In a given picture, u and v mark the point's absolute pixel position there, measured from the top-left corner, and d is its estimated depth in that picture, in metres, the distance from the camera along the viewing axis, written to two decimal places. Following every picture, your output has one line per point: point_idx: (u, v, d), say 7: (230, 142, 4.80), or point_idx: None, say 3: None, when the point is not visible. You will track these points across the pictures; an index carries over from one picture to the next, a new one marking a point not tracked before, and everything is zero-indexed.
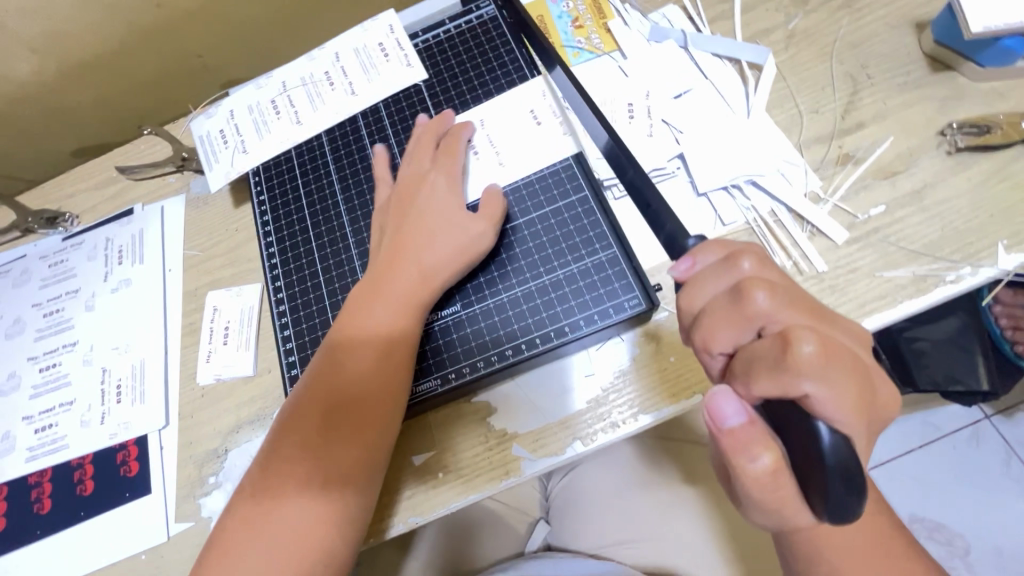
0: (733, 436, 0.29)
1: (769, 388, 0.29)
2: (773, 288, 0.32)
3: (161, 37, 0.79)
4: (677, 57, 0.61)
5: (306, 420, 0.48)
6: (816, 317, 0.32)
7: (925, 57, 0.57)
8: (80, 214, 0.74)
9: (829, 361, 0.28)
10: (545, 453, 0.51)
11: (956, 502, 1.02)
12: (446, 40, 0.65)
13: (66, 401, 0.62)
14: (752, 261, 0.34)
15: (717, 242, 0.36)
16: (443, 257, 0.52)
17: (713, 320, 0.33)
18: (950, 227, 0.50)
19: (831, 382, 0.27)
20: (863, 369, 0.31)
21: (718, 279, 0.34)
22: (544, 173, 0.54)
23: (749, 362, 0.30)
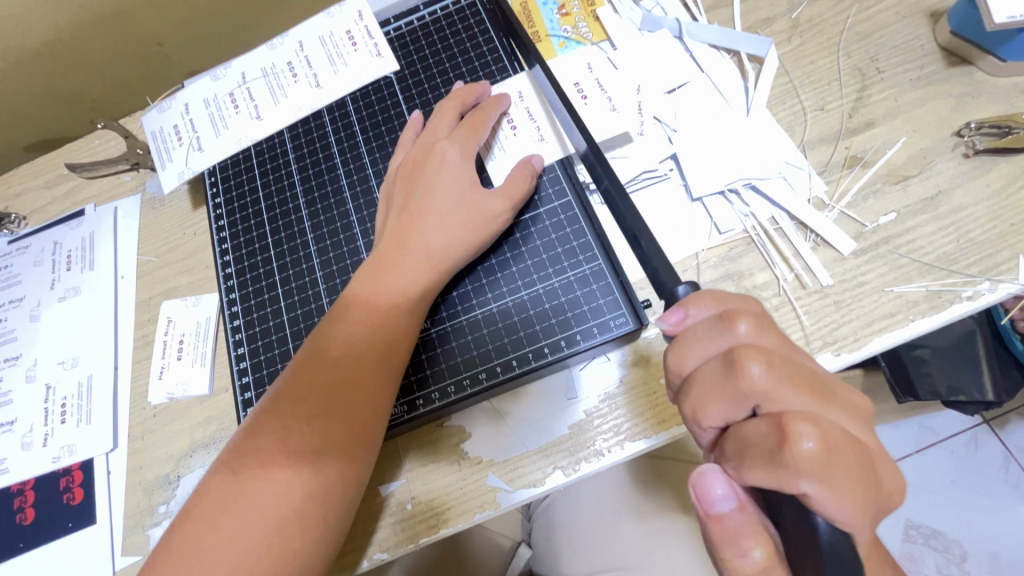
0: (720, 523, 0.28)
1: (762, 479, 0.26)
2: (771, 359, 0.27)
3: (115, 24, 0.73)
4: (671, 47, 0.56)
5: (257, 448, 0.41)
6: (821, 392, 0.28)
7: (940, 50, 0.52)
8: (28, 215, 0.68)
9: (833, 455, 0.25)
10: (524, 483, 0.47)
11: (956, 511, 0.98)
12: (421, 28, 0.59)
13: (7, 420, 0.57)
14: (750, 324, 0.29)
15: (711, 293, 0.32)
16: (416, 262, 0.46)
17: (702, 393, 0.29)
18: (967, 238, 0.46)
19: (833, 481, 0.25)
20: (872, 453, 0.28)
21: (711, 341, 0.30)
22: (532, 176, 0.49)
23: (743, 447, 0.27)
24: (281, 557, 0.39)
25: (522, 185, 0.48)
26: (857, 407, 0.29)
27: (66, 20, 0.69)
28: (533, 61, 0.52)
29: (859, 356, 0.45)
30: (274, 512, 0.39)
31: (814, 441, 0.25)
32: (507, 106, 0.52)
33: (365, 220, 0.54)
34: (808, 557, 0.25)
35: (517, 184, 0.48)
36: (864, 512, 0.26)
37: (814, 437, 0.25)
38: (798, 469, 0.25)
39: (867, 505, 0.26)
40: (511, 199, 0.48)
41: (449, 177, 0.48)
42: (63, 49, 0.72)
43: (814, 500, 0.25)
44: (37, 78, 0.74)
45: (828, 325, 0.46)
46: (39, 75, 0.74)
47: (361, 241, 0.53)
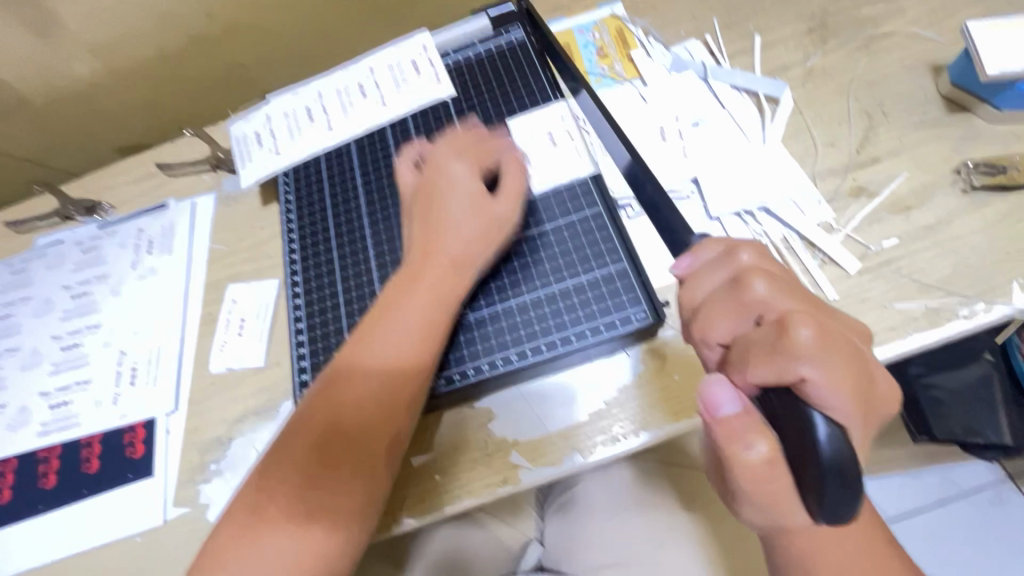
0: (726, 425, 0.28)
1: (764, 373, 0.28)
2: (770, 277, 0.31)
3: (209, 47, 0.84)
4: (697, 87, 0.63)
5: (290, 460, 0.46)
6: (813, 310, 0.31)
7: (942, 98, 0.58)
8: (117, 204, 0.78)
9: (827, 345, 0.28)
10: (544, 463, 0.51)
11: (977, 565, 0.96)
12: (476, 60, 0.68)
13: (82, 380, 0.64)
14: (752, 253, 0.34)
15: (717, 237, 0.36)
16: (440, 269, 0.51)
17: (712, 311, 0.32)
18: (964, 263, 0.50)
19: (830, 366, 0.27)
20: (865, 359, 0.30)
21: (719, 268, 0.33)
22: (524, 172, 0.55)
23: (746, 346, 0.29)
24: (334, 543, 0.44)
25: (541, 207, 0.53)
26: (845, 328, 0.32)
27: (170, 41, 0.81)
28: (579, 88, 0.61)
29: None
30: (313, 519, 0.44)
31: (809, 330, 0.27)
32: (509, 144, 0.57)
33: None
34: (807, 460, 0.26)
35: (517, 181, 0.54)
36: (857, 401, 0.27)
37: (810, 328, 0.27)
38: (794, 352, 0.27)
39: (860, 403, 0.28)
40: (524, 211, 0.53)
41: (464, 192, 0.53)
42: (164, 65, 0.84)
43: (810, 384, 0.27)
44: (139, 87, 0.86)
45: None
46: (141, 84, 0.85)
47: None
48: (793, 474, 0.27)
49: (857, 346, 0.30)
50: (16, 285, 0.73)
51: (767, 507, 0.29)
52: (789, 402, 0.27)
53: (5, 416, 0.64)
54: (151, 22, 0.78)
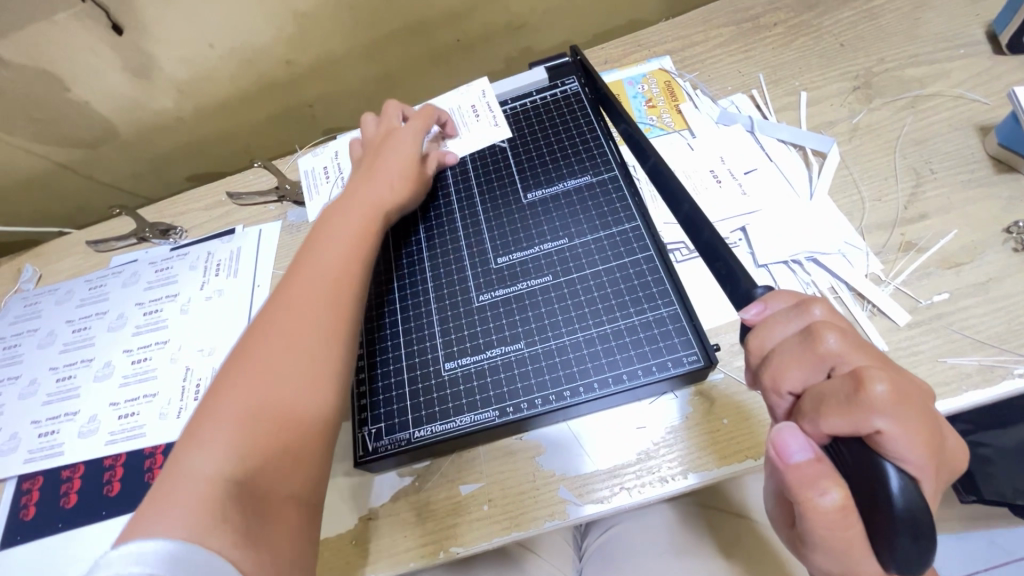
0: (799, 472, 0.29)
1: (839, 423, 0.29)
2: (845, 332, 0.32)
3: (282, 88, 0.91)
4: (744, 140, 0.66)
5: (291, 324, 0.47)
6: (884, 364, 0.32)
7: (990, 158, 0.59)
8: (188, 229, 0.83)
9: (903, 400, 0.28)
10: (592, 499, 0.51)
11: None
12: (533, 108, 0.72)
13: (150, 392, 0.68)
14: (824, 306, 0.35)
15: (789, 291, 0.37)
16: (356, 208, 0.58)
17: (783, 361, 0.33)
18: (1017, 321, 0.51)
19: (907, 420, 0.27)
20: (938, 418, 0.30)
21: (791, 320, 0.34)
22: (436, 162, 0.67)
23: (818, 397, 0.30)
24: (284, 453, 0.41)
25: (415, 166, 0.63)
26: (919, 386, 0.33)
27: (248, 81, 0.88)
28: (621, 123, 0.64)
29: None
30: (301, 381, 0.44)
31: (886, 386, 0.28)
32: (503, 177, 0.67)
33: (474, 254, 0.63)
34: (884, 514, 0.27)
35: (416, 148, 0.64)
36: (930, 458, 0.28)
37: (886, 382, 0.28)
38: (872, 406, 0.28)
39: (934, 458, 0.28)
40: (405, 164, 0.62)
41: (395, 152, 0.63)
42: (240, 103, 0.92)
43: (887, 437, 0.27)
44: (215, 120, 0.93)
45: None
46: (217, 118, 0.93)
47: (469, 270, 0.62)
48: (866, 524, 0.28)
49: (928, 403, 0.31)
50: (93, 300, 0.78)
51: (836, 550, 0.30)
52: (862, 454, 0.28)
53: (77, 423, 0.68)
54: (233, 64, 0.85)
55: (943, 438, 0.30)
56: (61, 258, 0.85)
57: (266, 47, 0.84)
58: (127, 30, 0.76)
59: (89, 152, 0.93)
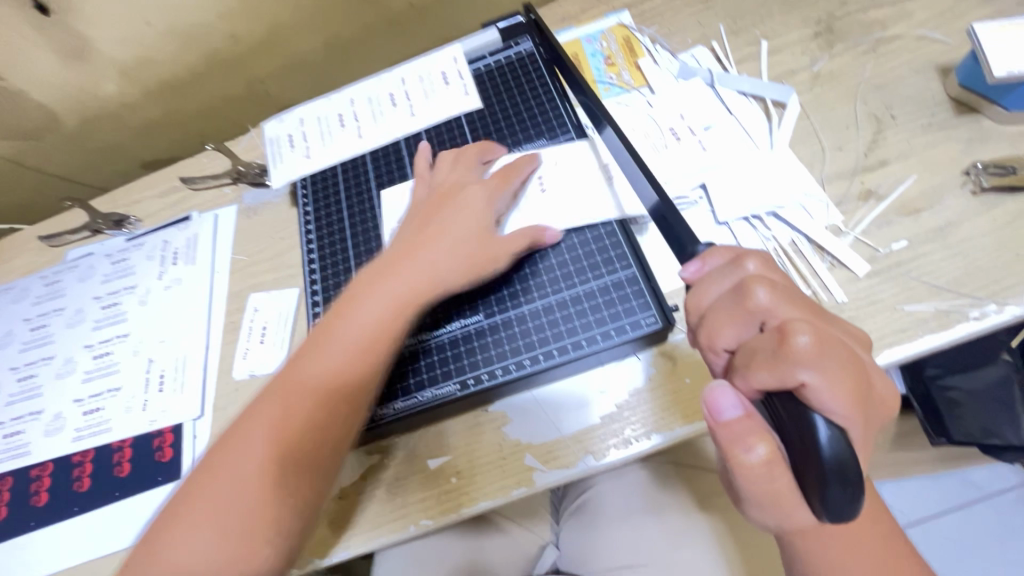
0: (729, 429, 0.30)
1: (766, 378, 0.29)
2: (773, 284, 0.33)
3: (230, 67, 0.87)
4: (704, 94, 0.64)
5: (284, 409, 0.49)
6: (815, 314, 0.33)
7: (951, 100, 0.58)
8: (144, 218, 0.81)
9: (827, 349, 0.28)
10: (559, 465, 0.52)
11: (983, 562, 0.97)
12: (486, 71, 0.70)
13: (113, 387, 0.67)
14: (759, 265, 0.36)
15: (725, 246, 0.38)
16: (418, 271, 0.53)
17: (717, 319, 0.34)
18: (974, 264, 0.50)
19: (830, 370, 0.28)
20: (865, 369, 0.31)
21: (724, 278, 0.35)
22: (533, 241, 0.55)
23: (750, 353, 0.31)
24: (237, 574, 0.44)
25: (523, 242, 0.54)
26: (850, 335, 0.34)
27: (194, 59, 0.85)
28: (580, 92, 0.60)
29: None
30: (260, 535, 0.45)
31: (809, 336, 0.28)
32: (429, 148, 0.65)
33: None
34: (813, 464, 0.27)
35: (516, 242, 0.54)
36: (857, 405, 0.28)
37: (810, 333, 0.28)
38: (795, 358, 0.28)
39: (860, 405, 0.29)
40: (512, 249, 0.54)
41: (469, 215, 0.56)
42: (187, 83, 0.88)
43: (811, 390, 0.27)
44: (162, 104, 0.90)
45: None
46: (166, 101, 0.90)
47: None
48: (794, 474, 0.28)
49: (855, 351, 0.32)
50: (50, 297, 0.76)
51: (771, 504, 0.30)
52: (791, 407, 0.28)
53: (42, 422, 0.67)
54: (174, 42, 0.81)
55: (870, 384, 0.31)
56: (15, 256, 0.83)
57: (208, 22, 0.79)
58: (54, 10, 0.72)
59: (34, 144, 0.89)
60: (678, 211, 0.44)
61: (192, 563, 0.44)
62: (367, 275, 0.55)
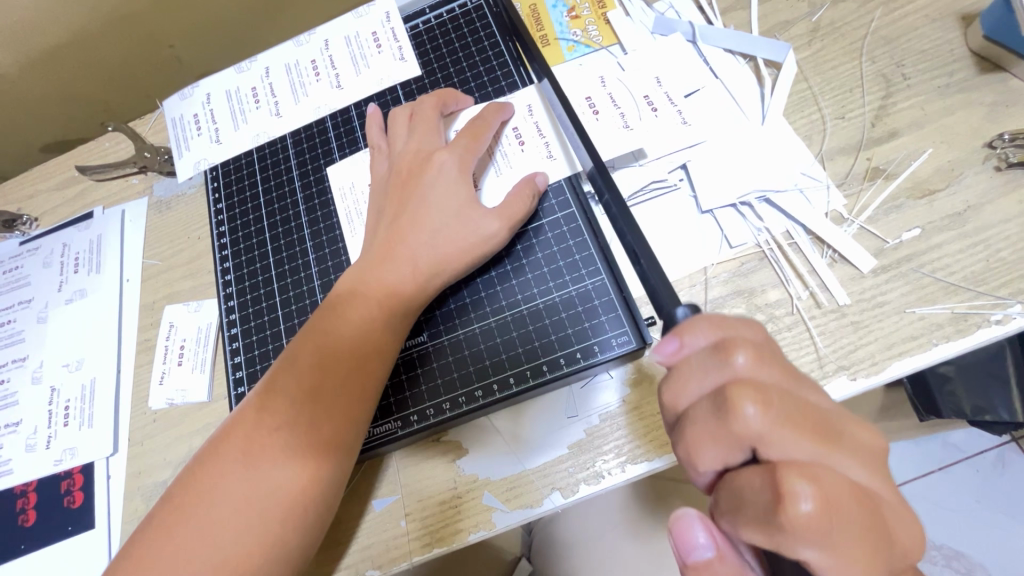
0: (699, 573, 0.29)
1: (756, 538, 0.25)
2: (767, 400, 0.26)
3: (128, 28, 0.76)
4: (685, 51, 0.54)
5: (265, 423, 0.42)
6: (826, 435, 0.26)
7: (972, 55, 0.49)
8: (39, 216, 0.69)
9: (833, 516, 0.24)
10: (521, 504, 0.45)
11: (970, 526, 0.93)
12: (426, 31, 0.59)
13: (13, 421, 0.58)
14: (749, 357, 0.28)
15: (710, 319, 0.30)
16: (402, 275, 0.45)
17: (696, 436, 0.28)
18: (997, 257, 0.43)
19: (833, 542, 0.24)
20: (878, 503, 0.26)
21: (705, 376, 0.28)
22: (534, 196, 0.47)
23: (738, 498, 0.26)
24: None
25: (521, 205, 0.46)
26: (870, 446, 0.28)
27: (81, 19, 0.72)
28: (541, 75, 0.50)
29: (876, 382, 0.42)
30: (258, 555, 0.39)
31: (812, 502, 0.23)
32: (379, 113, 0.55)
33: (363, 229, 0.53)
34: None
35: (516, 205, 0.46)
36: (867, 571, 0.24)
37: (812, 498, 0.23)
38: (793, 530, 0.23)
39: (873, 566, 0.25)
40: (506, 220, 0.46)
41: (444, 189, 0.47)
42: (77, 48, 0.75)
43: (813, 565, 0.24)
44: (55, 76, 0.76)
45: (844, 349, 0.43)
46: (59, 73, 0.76)
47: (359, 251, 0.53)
48: None
49: (869, 484, 0.26)
50: None
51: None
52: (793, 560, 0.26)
53: None
54: None
55: (890, 526, 0.26)
56: None
57: None
58: None
59: None
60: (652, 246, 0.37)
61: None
62: (342, 281, 0.47)
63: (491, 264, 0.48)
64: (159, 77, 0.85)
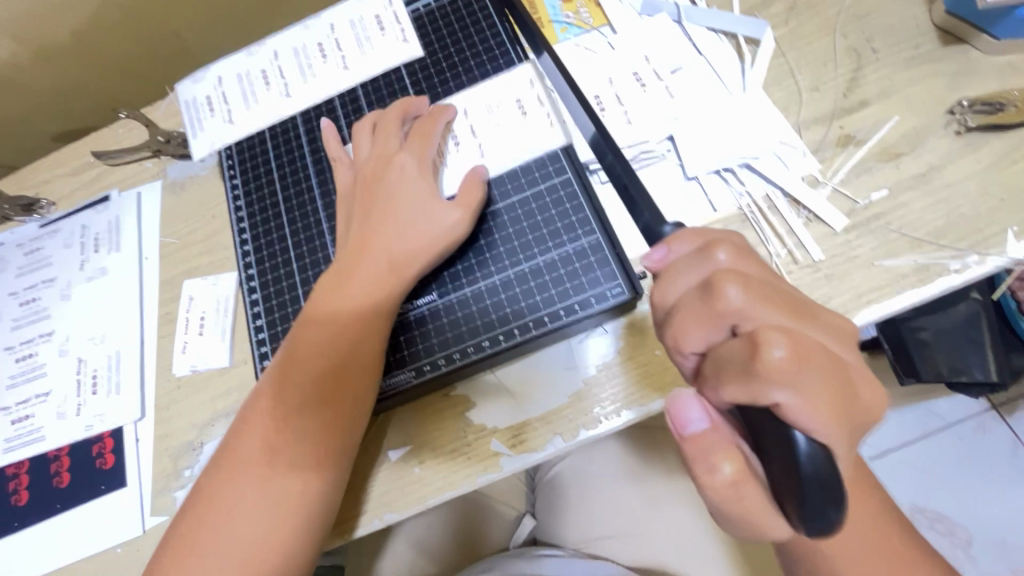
0: (695, 443, 0.29)
1: (736, 393, 0.27)
2: (747, 282, 0.29)
3: (136, 18, 0.79)
4: (670, 31, 0.58)
5: (292, 378, 0.47)
6: (799, 314, 0.30)
7: (936, 30, 0.53)
8: (57, 200, 0.72)
9: (804, 365, 0.26)
10: (526, 449, 0.49)
11: (951, 489, 0.98)
12: (427, 14, 0.62)
13: (42, 392, 0.61)
14: (729, 253, 0.32)
15: (693, 231, 0.35)
16: (419, 242, 0.49)
17: (684, 319, 0.31)
18: (956, 213, 0.47)
19: (805, 387, 0.26)
20: (847, 367, 0.29)
21: (693, 270, 0.32)
22: (511, 160, 0.51)
23: (720, 362, 0.29)
24: (290, 528, 0.44)
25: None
26: (838, 331, 0.31)
27: (92, 11, 0.75)
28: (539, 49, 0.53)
29: None
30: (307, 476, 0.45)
31: (785, 349, 0.26)
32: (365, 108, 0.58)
33: None
34: (791, 480, 0.26)
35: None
36: (835, 419, 0.26)
37: (785, 346, 0.26)
38: (769, 375, 0.26)
39: (838, 419, 0.27)
40: (493, 183, 0.50)
41: (431, 162, 0.51)
42: (87, 38, 0.78)
43: (787, 409, 0.26)
44: (66, 66, 0.79)
45: (818, 299, 0.47)
46: (69, 63, 0.79)
47: None
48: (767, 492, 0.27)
49: (839, 356, 0.29)
50: None
51: (746, 525, 0.29)
52: (765, 421, 0.27)
53: None
54: None
55: (855, 394, 0.29)
56: None
57: None
58: None
59: None
60: (642, 182, 0.41)
61: (242, 524, 0.44)
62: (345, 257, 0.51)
63: (495, 227, 0.52)
64: (165, 66, 0.88)
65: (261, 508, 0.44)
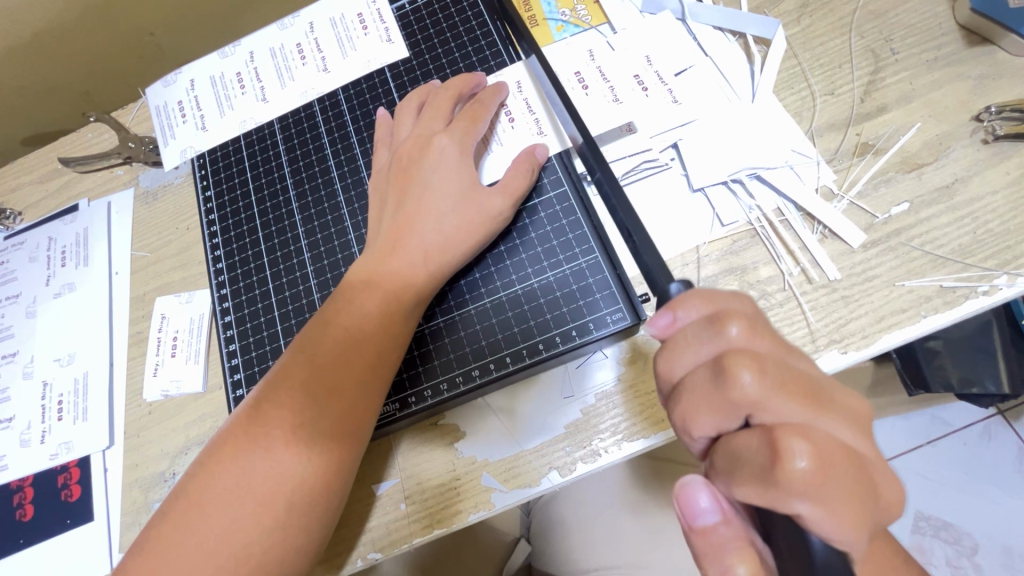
0: (706, 537, 0.28)
1: (752, 496, 0.25)
2: (764, 367, 0.26)
3: (107, 15, 0.74)
4: (673, 30, 0.54)
5: (269, 405, 0.42)
6: (821, 400, 0.27)
7: (959, 29, 0.49)
8: (23, 210, 0.67)
9: (828, 474, 0.24)
10: (518, 484, 0.45)
11: (959, 499, 0.95)
12: (413, 12, 0.58)
13: (6, 417, 0.57)
14: (742, 326, 0.28)
15: (702, 293, 0.30)
16: (410, 261, 0.45)
17: (693, 403, 0.28)
18: (984, 229, 0.44)
19: (829, 500, 0.24)
20: (869, 462, 0.27)
21: (701, 345, 0.29)
22: (533, 169, 0.47)
23: (734, 460, 0.27)
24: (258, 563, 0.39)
25: (522, 183, 0.46)
26: (860, 414, 0.28)
27: (59, 8, 0.70)
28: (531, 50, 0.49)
29: (866, 354, 0.43)
30: (275, 505, 0.40)
31: (807, 459, 0.24)
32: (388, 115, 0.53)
33: (356, 213, 0.53)
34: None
35: (517, 180, 0.46)
36: (860, 527, 0.25)
37: (808, 455, 0.24)
38: (790, 487, 0.24)
39: (864, 526, 0.25)
40: (511, 196, 0.46)
41: (446, 172, 0.47)
42: (55, 38, 0.73)
43: (809, 522, 0.24)
44: (33, 67, 0.75)
45: (835, 323, 0.44)
46: (36, 63, 0.75)
47: (352, 235, 0.52)
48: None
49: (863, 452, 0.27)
50: None
51: None
52: (781, 522, 0.26)
53: None
54: None
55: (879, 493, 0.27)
56: None
57: None
58: None
59: None
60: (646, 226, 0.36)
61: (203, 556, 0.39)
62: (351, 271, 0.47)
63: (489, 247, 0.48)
64: (140, 66, 0.84)
65: (223, 539, 0.39)
